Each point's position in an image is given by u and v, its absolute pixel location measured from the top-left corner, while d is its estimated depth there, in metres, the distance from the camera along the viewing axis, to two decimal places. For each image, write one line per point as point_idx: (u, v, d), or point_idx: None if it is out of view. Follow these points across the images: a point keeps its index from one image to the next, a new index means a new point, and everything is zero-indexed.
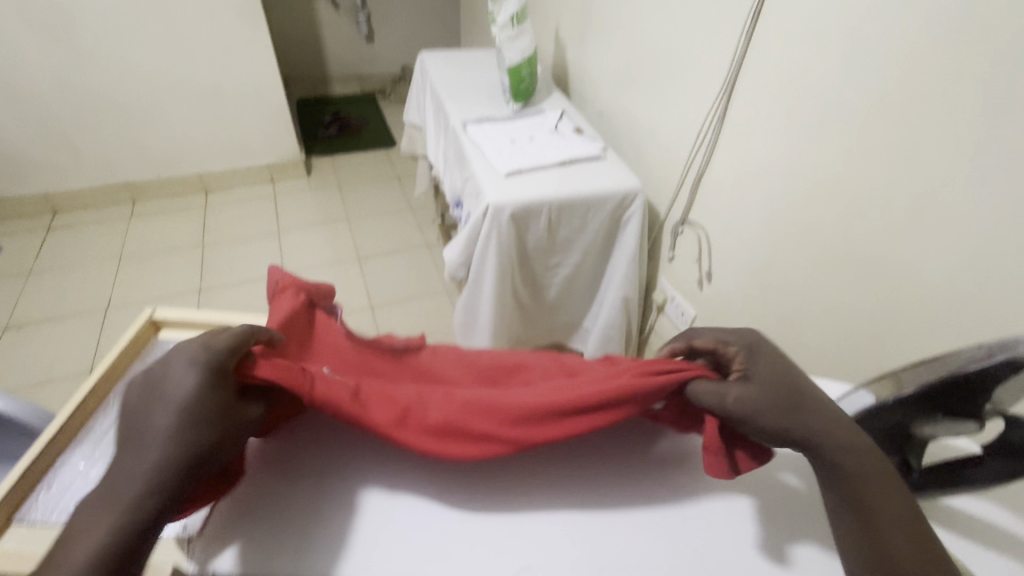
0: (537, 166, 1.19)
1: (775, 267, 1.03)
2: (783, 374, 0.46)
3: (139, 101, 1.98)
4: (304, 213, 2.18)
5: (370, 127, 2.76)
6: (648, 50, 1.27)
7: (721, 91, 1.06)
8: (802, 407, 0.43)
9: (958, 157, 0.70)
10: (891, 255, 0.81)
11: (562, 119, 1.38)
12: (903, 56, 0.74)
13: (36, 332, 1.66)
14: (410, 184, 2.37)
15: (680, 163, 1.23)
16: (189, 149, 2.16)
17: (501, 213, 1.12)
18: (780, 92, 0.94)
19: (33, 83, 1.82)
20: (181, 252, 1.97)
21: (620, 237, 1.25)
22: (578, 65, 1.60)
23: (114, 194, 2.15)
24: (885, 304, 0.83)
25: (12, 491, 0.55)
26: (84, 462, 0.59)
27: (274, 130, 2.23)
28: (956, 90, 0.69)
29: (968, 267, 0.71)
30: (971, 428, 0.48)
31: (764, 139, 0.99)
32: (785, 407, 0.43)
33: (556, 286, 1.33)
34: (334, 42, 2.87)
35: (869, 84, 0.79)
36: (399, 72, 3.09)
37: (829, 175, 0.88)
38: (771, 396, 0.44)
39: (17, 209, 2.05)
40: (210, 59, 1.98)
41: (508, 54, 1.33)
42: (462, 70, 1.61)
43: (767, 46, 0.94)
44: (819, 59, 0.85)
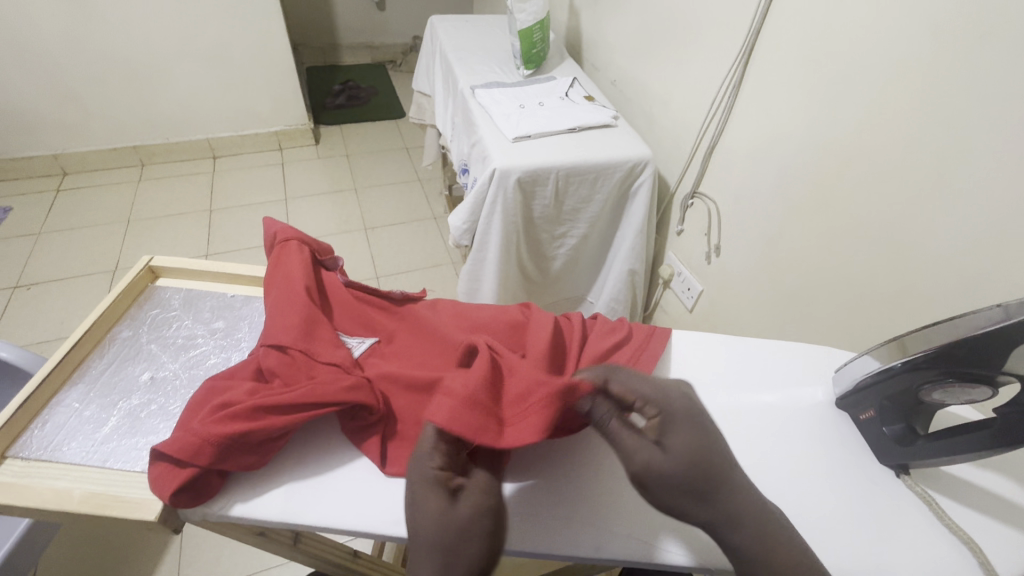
0: (545, 132, 1.17)
1: (784, 240, 1.00)
2: (701, 452, 0.43)
3: (146, 63, 1.95)
4: (311, 181, 2.16)
5: (380, 96, 2.72)
6: (664, 15, 1.22)
7: (737, 58, 1.01)
8: (716, 490, 0.43)
9: (976, 125, 0.67)
10: (903, 229, 0.78)
11: (573, 86, 1.34)
12: (929, 12, 0.69)
13: (46, 290, 1.68)
14: (419, 155, 2.34)
15: (692, 133, 1.19)
16: (196, 114, 2.14)
17: (507, 178, 1.09)
18: (797, 55, 0.89)
19: (40, 42, 1.81)
20: (187, 217, 1.97)
21: (628, 208, 1.23)
22: (592, 31, 1.55)
23: (124, 157, 2.14)
24: (893, 280, 0.81)
25: (7, 425, 0.55)
26: (79, 402, 0.60)
27: (282, 97, 2.20)
28: (982, 47, 0.64)
29: (985, 237, 0.68)
30: (981, 394, 0.48)
31: (779, 108, 0.95)
32: (699, 493, 0.43)
33: (561, 257, 1.31)
34: (345, 8, 2.80)
35: (890, 44, 0.75)
36: (411, 42, 3.02)
37: (843, 145, 0.85)
38: (688, 484, 0.43)
39: (27, 169, 2.05)
40: (217, 21, 1.94)
41: (519, 17, 1.30)
42: (472, 34, 1.56)
43: (786, 7, 0.89)
44: (841, 19, 0.81)
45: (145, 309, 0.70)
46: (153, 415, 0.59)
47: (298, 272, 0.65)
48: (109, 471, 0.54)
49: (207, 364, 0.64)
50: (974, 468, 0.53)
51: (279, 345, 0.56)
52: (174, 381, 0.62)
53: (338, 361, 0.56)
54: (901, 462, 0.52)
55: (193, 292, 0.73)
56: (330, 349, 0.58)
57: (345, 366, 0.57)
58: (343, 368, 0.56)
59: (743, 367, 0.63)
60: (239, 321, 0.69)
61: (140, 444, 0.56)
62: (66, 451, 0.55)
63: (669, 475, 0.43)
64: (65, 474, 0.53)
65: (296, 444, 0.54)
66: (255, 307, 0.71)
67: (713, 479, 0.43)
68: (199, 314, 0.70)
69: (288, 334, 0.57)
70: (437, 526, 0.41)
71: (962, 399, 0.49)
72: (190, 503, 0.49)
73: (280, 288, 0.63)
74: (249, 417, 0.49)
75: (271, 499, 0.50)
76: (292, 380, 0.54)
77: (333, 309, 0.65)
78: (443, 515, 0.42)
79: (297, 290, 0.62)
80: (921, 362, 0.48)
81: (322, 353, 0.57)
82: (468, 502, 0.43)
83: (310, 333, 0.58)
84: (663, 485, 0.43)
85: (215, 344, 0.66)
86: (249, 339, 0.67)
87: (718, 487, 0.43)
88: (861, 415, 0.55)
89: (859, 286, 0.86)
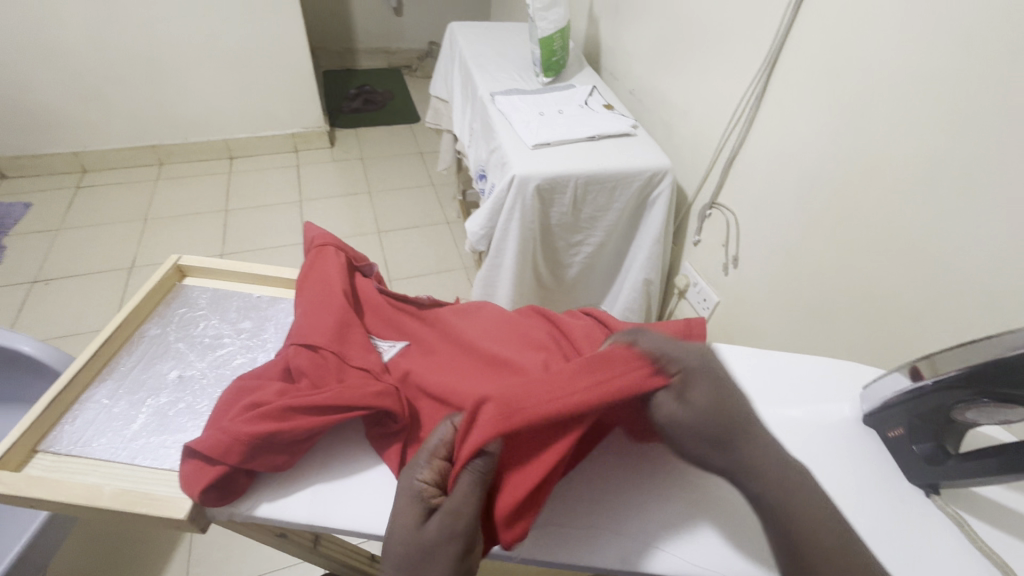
0: (565, 140, 1.17)
1: (804, 253, 1.00)
2: (720, 406, 0.48)
3: (168, 64, 1.98)
4: (327, 183, 2.18)
5: (396, 100, 2.74)
6: (684, 26, 1.22)
7: (760, 69, 1.01)
8: (733, 441, 0.47)
9: (1003, 143, 0.66)
10: (927, 245, 0.77)
11: (592, 95, 1.35)
12: (960, 28, 0.69)
13: (63, 286, 1.70)
14: (433, 160, 2.35)
15: (711, 144, 1.19)
16: (215, 114, 2.16)
17: (526, 185, 1.10)
18: (823, 68, 0.89)
19: (65, 42, 1.84)
20: (204, 216, 1.99)
21: (645, 217, 1.23)
22: (611, 40, 1.55)
23: (142, 156, 2.17)
24: (915, 296, 0.80)
25: (37, 420, 0.56)
26: (108, 398, 0.60)
27: (300, 99, 2.22)
28: (1014, 64, 0.64)
29: (1014, 254, 0.67)
30: (1015, 416, 0.47)
31: (802, 121, 0.95)
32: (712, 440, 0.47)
33: (577, 265, 1.31)
34: (363, 14, 2.83)
35: (919, 59, 0.74)
36: (427, 47, 3.04)
37: (868, 160, 0.85)
38: (707, 430, 0.47)
39: (48, 165, 2.08)
40: (238, 24, 1.96)
41: (540, 24, 1.30)
42: (492, 42, 1.57)
43: (811, 20, 0.89)
44: (869, 33, 0.80)
45: (173, 307, 0.71)
46: (181, 414, 0.59)
47: (334, 275, 0.66)
48: (138, 468, 0.54)
49: (234, 365, 0.65)
50: (1005, 490, 0.53)
51: (311, 345, 0.56)
52: (201, 380, 0.63)
53: (368, 367, 0.57)
54: (930, 482, 0.51)
55: (219, 291, 0.74)
56: (361, 354, 0.58)
57: (375, 372, 0.57)
58: (372, 373, 0.56)
59: (773, 380, 0.62)
60: (265, 322, 0.70)
61: (168, 442, 0.56)
62: (95, 447, 0.56)
63: (688, 424, 0.47)
64: (94, 469, 0.54)
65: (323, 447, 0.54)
66: (281, 308, 0.72)
67: (730, 423, 0.47)
68: (226, 314, 0.71)
69: (322, 335, 0.57)
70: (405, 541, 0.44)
71: (995, 420, 0.48)
72: (215, 503, 0.49)
73: (315, 289, 0.65)
74: (280, 413, 0.50)
75: (294, 500, 0.51)
76: (321, 377, 0.54)
77: (365, 313, 0.66)
78: (411, 533, 0.45)
79: (333, 292, 0.63)
80: (953, 382, 0.47)
81: (353, 357, 0.57)
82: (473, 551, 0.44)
83: (342, 336, 0.58)
84: (682, 431, 0.48)
85: (242, 345, 0.67)
86: (275, 339, 0.68)
87: (744, 436, 0.47)
88: (889, 433, 0.54)
89: (882, 302, 0.85)
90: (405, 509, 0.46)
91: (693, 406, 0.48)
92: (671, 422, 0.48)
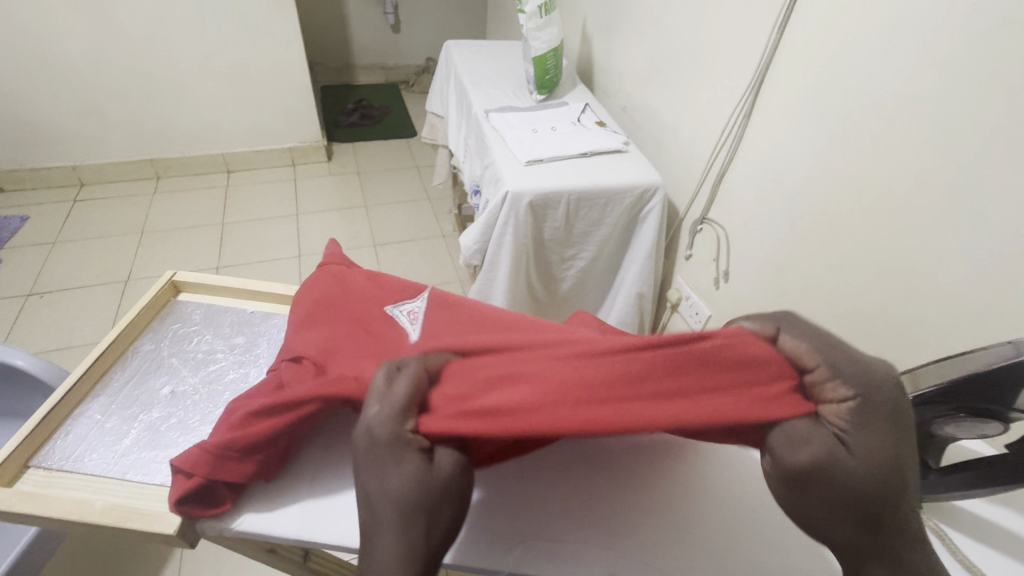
0: (558, 156, 1.19)
1: (793, 267, 1.01)
2: (884, 461, 0.39)
3: (168, 79, 2.01)
4: (323, 197, 2.20)
5: (393, 115, 2.78)
6: (674, 46, 1.25)
7: (748, 88, 1.04)
8: (891, 524, 0.38)
9: (981, 162, 0.69)
10: (910, 260, 0.79)
11: (585, 112, 1.37)
12: (937, 51, 0.72)
13: (58, 299, 1.70)
14: (429, 174, 2.37)
15: (702, 161, 1.21)
16: (213, 129, 2.18)
17: (520, 201, 1.11)
18: (808, 88, 0.92)
19: (67, 58, 1.87)
20: (200, 229, 2.00)
21: (637, 233, 1.25)
22: (604, 59, 1.59)
23: (140, 169, 2.19)
24: (899, 311, 0.82)
25: (29, 435, 0.56)
26: (101, 414, 0.61)
27: (298, 114, 2.25)
28: (990, 86, 0.66)
29: (994, 271, 0.69)
30: (993, 429, 0.47)
31: (789, 139, 0.97)
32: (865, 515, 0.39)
33: (570, 279, 1.33)
34: (362, 31, 2.88)
35: (900, 81, 0.77)
36: (424, 63, 3.09)
37: (852, 178, 0.87)
38: (865, 506, 0.38)
39: (46, 179, 2.10)
40: (239, 40, 2.00)
41: (534, 44, 1.33)
42: (487, 60, 1.60)
43: (796, 42, 0.92)
44: (851, 55, 0.83)
45: (167, 323, 0.71)
46: (173, 429, 0.60)
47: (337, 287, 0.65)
48: (129, 484, 0.55)
49: (226, 380, 0.65)
50: (988, 504, 0.53)
51: (298, 357, 0.57)
52: (194, 395, 0.63)
53: (345, 368, 0.53)
54: None
55: (213, 307, 0.74)
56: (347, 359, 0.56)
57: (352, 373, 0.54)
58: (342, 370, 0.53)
59: None
60: (259, 337, 0.70)
61: (160, 457, 0.57)
62: (87, 462, 0.56)
63: (860, 477, 0.38)
64: (85, 485, 0.54)
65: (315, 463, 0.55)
66: (274, 323, 0.72)
67: (896, 514, 0.39)
68: (219, 329, 0.71)
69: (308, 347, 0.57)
70: (416, 490, 0.41)
71: (974, 434, 0.49)
72: (202, 512, 0.50)
73: (318, 298, 0.63)
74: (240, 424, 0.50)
75: (286, 514, 0.51)
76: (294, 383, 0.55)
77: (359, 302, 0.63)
78: (422, 478, 0.41)
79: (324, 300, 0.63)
80: (931, 396, 0.48)
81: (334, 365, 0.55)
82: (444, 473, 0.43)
83: (324, 342, 0.57)
84: (822, 488, 0.39)
85: (235, 360, 0.67)
86: (268, 355, 0.68)
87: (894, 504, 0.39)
88: None
89: (868, 316, 0.87)
90: (381, 461, 0.42)
91: (863, 449, 0.39)
92: (816, 468, 0.39)
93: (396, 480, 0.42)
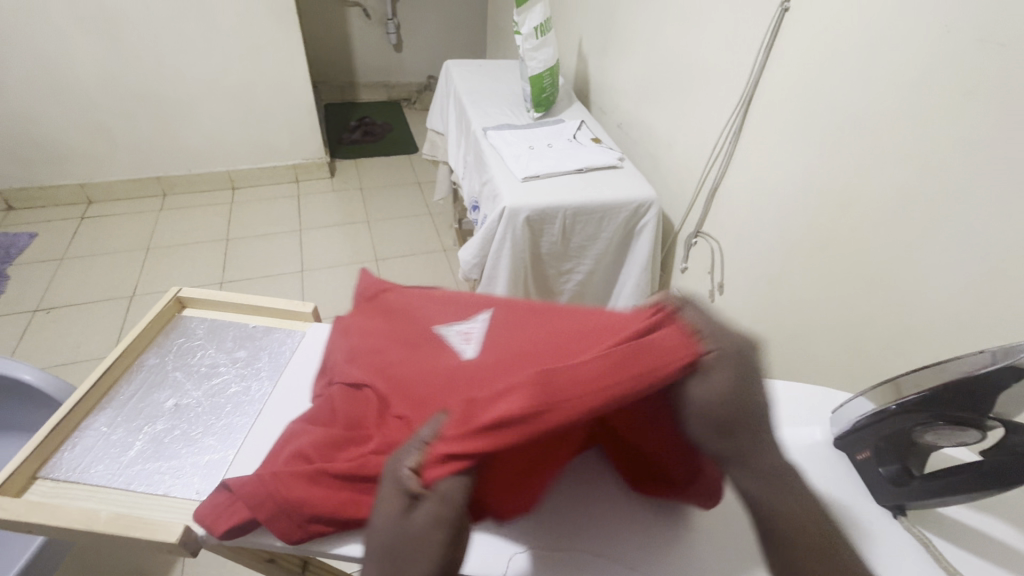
0: (554, 172, 1.22)
1: (786, 279, 1.03)
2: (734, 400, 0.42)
3: (175, 99, 2.06)
4: (326, 213, 2.23)
5: (395, 132, 2.83)
6: (666, 65, 1.29)
7: (737, 106, 1.07)
8: (738, 435, 0.43)
9: (960, 175, 0.71)
10: (895, 272, 0.81)
11: (581, 129, 1.41)
12: (916, 69, 0.74)
13: (64, 315, 1.72)
14: (430, 189, 2.41)
15: (695, 175, 1.24)
16: (219, 147, 2.23)
17: (516, 216, 1.14)
18: (795, 105, 0.94)
19: (79, 80, 1.92)
20: (205, 245, 2.04)
21: (633, 246, 1.27)
22: (599, 77, 1.63)
23: (147, 187, 2.23)
24: (887, 323, 0.83)
25: (39, 447, 0.58)
26: (107, 426, 0.63)
27: (301, 132, 2.30)
28: (966, 102, 0.69)
29: (978, 281, 0.70)
30: (970, 438, 0.49)
31: (777, 155, 1.00)
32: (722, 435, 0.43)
33: (568, 292, 1.34)
34: (365, 50, 2.95)
35: (882, 97, 0.79)
36: (425, 81, 3.15)
37: (839, 192, 0.89)
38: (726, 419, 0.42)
39: (55, 197, 2.14)
40: (245, 61, 2.05)
41: (531, 64, 1.36)
42: (486, 79, 1.64)
43: (782, 60, 0.95)
44: (835, 73, 0.86)
45: (172, 337, 0.73)
46: (176, 441, 0.61)
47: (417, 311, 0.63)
48: (133, 494, 0.56)
49: (228, 394, 0.67)
50: (973, 511, 0.54)
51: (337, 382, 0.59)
52: (196, 408, 0.65)
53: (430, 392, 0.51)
54: (896, 502, 0.53)
55: (216, 322, 0.76)
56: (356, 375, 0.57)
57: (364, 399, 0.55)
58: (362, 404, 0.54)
59: None
60: (261, 351, 0.72)
61: (163, 468, 0.59)
62: (92, 473, 0.58)
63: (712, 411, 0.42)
64: (91, 495, 0.56)
65: None
66: (276, 337, 0.74)
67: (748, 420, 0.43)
68: (222, 343, 0.73)
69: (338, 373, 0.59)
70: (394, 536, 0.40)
71: (953, 442, 0.50)
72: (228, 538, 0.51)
73: (400, 324, 0.62)
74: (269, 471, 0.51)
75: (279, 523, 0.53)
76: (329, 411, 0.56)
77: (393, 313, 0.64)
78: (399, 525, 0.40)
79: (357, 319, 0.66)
80: (910, 407, 0.50)
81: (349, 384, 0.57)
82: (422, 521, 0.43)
83: (391, 373, 0.54)
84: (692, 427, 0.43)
85: (237, 373, 0.69)
86: (269, 368, 0.70)
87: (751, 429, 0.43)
88: (857, 455, 0.56)
89: (858, 327, 0.88)
90: (388, 511, 0.41)
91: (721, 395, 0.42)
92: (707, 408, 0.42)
93: (390, 530, 0.40)
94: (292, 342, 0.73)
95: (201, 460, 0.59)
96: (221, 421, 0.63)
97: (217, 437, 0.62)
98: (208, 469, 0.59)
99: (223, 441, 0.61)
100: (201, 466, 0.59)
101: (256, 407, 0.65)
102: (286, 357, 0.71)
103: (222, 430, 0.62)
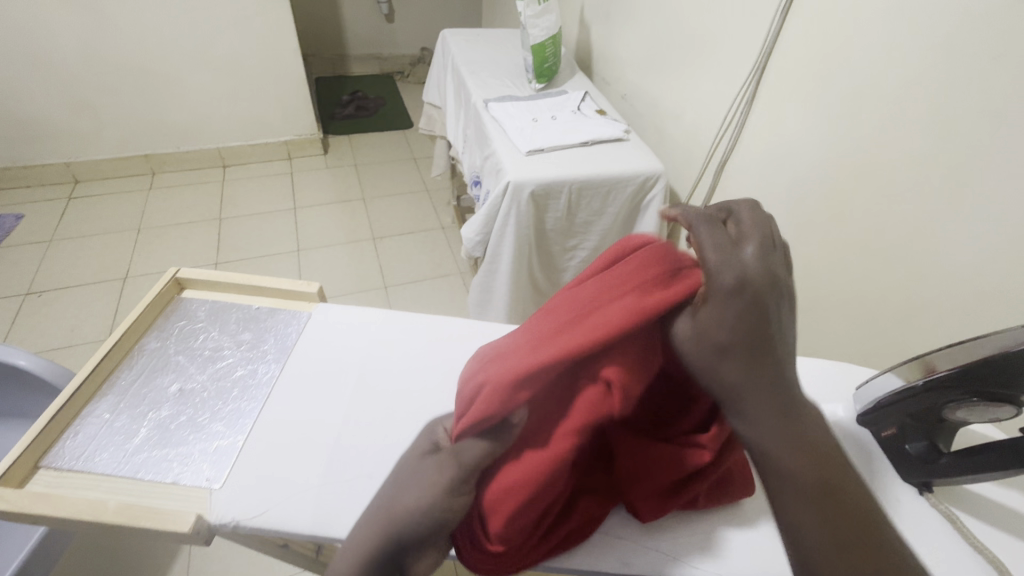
0: (559, 145, 1.18)
1: (797, 254, 1.01)
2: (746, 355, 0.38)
3: (160, 72, 1.98)
4: (320, 190, 2.18)
5: (389, 106, 2.75)
6: (673, 32, 1.24)
7: (749, 75, 1.03)
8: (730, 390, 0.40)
9: (983, 146, 0.68)
10: (912, 247, 0.79)
11: (585, 100, 1.36)
12: (941, 33, 0.71)
13: (56, 298, 1.69)
14: (427, 165, 2.36)
15: (704, 147, 1.20)
16: (208, 123, 2.16)
17: (521, 192, 1.11)
18: (811, 73, 0.91)
19: (57, 52, 1.84)
20: (198, 225, 1.99)
21: (639, 222, 1.24)
22: (602, 46, 1.57)
23: (136, 165, 2.16)
24: (902, 298, 0.82)
25: (40, 436, 0.56)
26: (109, 413, 0.61)
27: (293, 106, 2.22)
28: (995, 67, 0.66)
29: (999, 256, 0.69)
30: (1005, 412, 0.48)
31: (791, 127, 0.97)
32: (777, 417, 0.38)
33: (573, 269, 1.32)
34: (355, 20, 2.84)
35: (904, 63, 0.76)
36: (419, 53, 3.05)
37: (856, 164, 0.86)
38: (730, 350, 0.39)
39: (40, 177, 2.07)
40: (230, 32, 1.97)
41: (532, 32, 1.31)
42: (485, 49, 1.58)
43: (798, 25, 0.91)
44: (855, 37, 0.82)
45: (173, 320, 0.71)
46: (183, 427, 0.60)
47: None
48: (140, 483, 0.55)
49: (234, 377, 0.65)
50: (996, 487, 0.56)
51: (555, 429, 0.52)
52: (202, 393, 0.63)
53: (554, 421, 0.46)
54: (924, 480, 0.54)
55: (218, 303, 0.74)
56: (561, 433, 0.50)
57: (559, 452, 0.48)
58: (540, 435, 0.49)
59: None
60: (266, 332, 0.70)
61: (170, 456, 0.57)
62: (97, 462, 0.56)
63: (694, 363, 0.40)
64: (97, 484, 0.55)
65: (342, 468, 0.55)
66: (281, 319, 0.71)
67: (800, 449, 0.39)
68: (226, 325, 0.71)
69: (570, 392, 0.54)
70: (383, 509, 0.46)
71: (985, 418, 0.50)
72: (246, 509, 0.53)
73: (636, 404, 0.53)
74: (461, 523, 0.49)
75: (299, 512, 0.52)
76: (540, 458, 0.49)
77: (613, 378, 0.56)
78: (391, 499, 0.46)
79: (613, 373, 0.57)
80: (942, 382, 0.49)
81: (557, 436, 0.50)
82: (426, 565, 0.46)
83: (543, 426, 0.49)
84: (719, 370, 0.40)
85: (242, 356, 0.67)
86: (275, 350, 0.67)
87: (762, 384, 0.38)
88: (883, 432, 0.57)
89: (873, 303, 0.87)
90: (391, 476, 0.49)
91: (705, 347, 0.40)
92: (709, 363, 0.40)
93: (377, 498, 0.48)
94: (298, 324, 0.71)
95: (210, 448, 0.57)
96: (229, 406, 0.61)
97: (225, 423, 0.60)
98: (218, 456, 0.57)
99: (231, 427, 0.60)
100: (210, 454, 0.57)
101: (263, 391, 0.63)
102: (293, 339, 0.69)
103: (229, 416, 0.60)
